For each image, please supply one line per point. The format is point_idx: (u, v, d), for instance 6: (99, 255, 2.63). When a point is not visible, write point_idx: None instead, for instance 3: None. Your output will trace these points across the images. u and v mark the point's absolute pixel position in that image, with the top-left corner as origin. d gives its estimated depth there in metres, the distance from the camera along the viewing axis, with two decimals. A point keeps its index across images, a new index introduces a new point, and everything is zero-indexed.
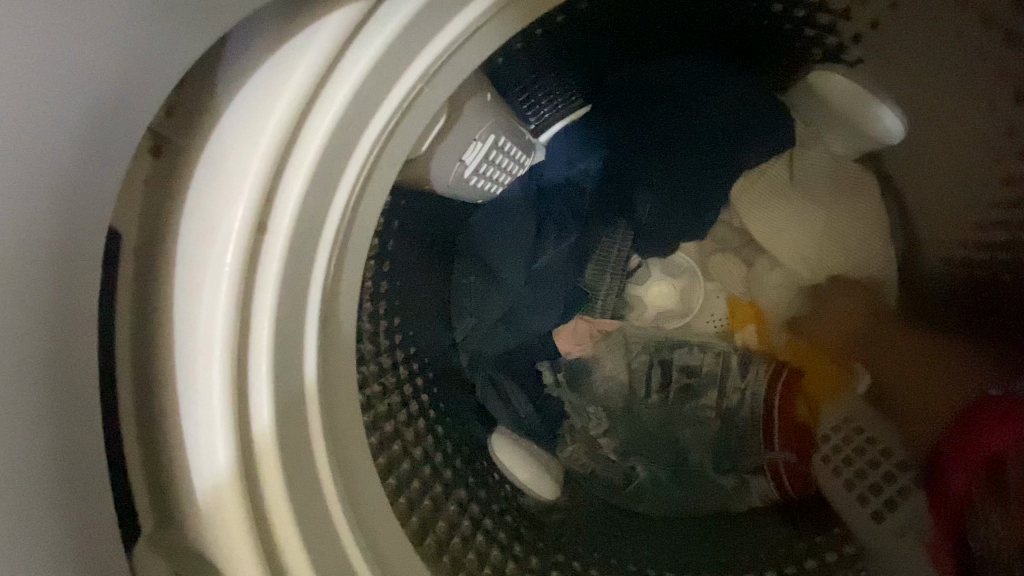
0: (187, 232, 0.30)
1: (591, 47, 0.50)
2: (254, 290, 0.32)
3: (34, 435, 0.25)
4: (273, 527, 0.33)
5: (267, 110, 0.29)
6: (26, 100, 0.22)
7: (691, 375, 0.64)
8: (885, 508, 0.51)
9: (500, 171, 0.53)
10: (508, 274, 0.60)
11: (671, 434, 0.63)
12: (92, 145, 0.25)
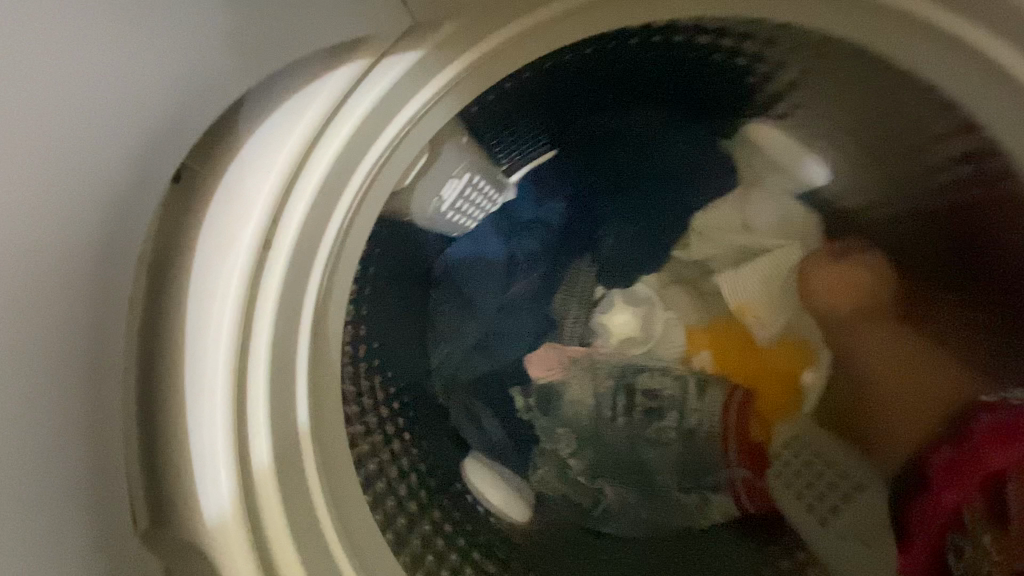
0: (203, 250, 0.36)
1: (558, 94, 0.55)
2: (257, 299, 0.38)
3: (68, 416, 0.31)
4: (265, 518, 0.37)
5: (276, 150, 0.37)
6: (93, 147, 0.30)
7: (653, 398, 0.68)
8: (830, 514, 0.57)
9: (473, 207, 0.59)
10: (480, 302, 0.64)
11: (636, 454, 0.66)
12: (139, 166, 0.33)
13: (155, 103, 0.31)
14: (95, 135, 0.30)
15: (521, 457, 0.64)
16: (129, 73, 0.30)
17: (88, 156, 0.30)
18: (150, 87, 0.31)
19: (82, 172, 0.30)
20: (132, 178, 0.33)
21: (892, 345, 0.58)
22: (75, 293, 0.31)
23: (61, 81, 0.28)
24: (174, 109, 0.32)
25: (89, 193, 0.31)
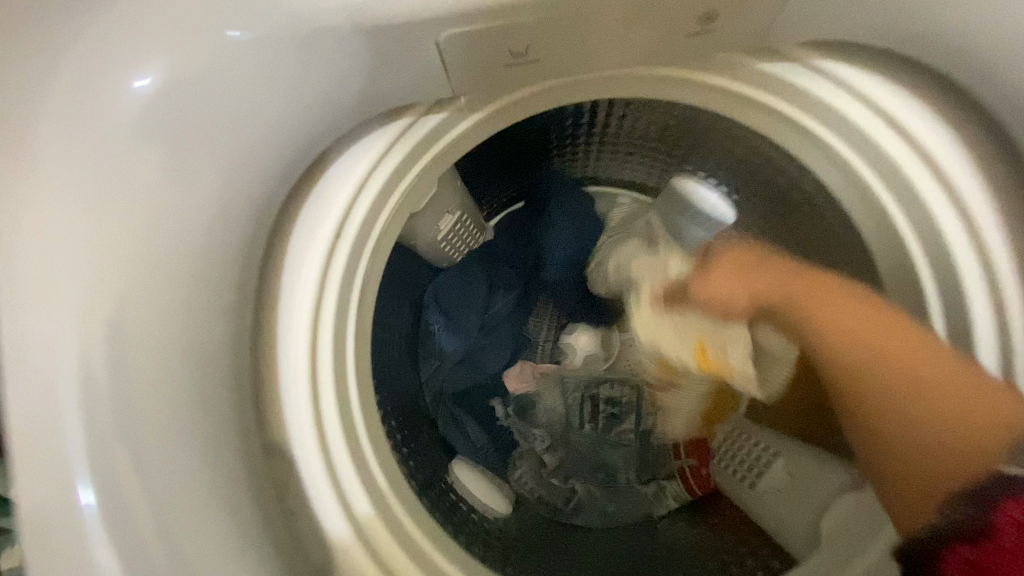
0: (289, 274, 0.39)
1: (512, 156, 0.67)
2: (325, 316, 0.41)
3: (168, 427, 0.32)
4: (348, 500, 0.41)
5: (347, 177, 0.38)
6: (220, 150, 0.31)
7: (614, 406, 0.76)
8: (756, 478, 0.64)
9: (461, 241, 0.71)
10: (465, 323, 0.76)
11: (603, 455, 0.75)
12: (259, 167, 0.34)
13: (286, 120, 0.32)
14: (189, 156, 0.30)
15: (504, 459, 0.75)
16: (265, 96, 0.30)
17: (181, 175, 0.31)
18: (286, 108, 0.31)
19: (180, 189, 0.31)
20: (252, 176, 0.34)
21: (854, 357, 0.46)
22: (189, 287, 0.33)
23: (209, 95, 0.29)
24: (303, 125, 0.33)
25: (202, 198, 0.32)
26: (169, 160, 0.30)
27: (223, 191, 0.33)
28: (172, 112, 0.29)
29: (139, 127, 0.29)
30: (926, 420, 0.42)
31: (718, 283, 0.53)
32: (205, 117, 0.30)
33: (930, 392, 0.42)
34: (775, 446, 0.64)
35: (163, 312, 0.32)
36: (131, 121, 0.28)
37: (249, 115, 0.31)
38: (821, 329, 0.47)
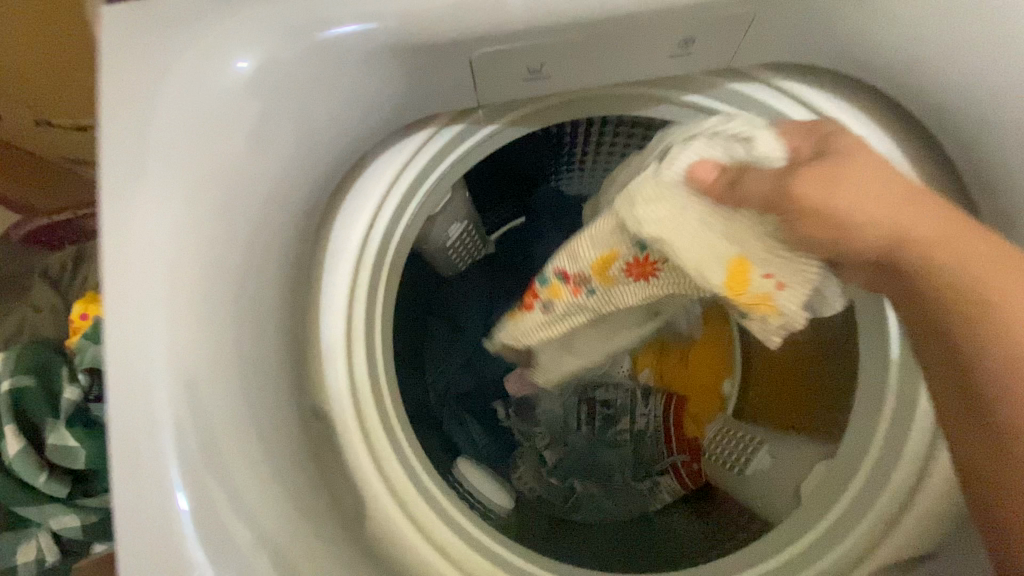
0: (337, 253, 0.40)
1: (509, 173, 0.71)
2: (367, 293, 0.42)
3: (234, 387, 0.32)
4: (391, 481, 0.39)
5: (390, 165, 0.41)
6: (308, 127, 0.33)
7: (609, 407, 0.80)
8: (745, 467, 0.70)
9: (466, 247, 0.75)
10: (468, 329, 0.80)
11: (599, 454, 0.78)
12: (338, 145, 0.35)
13: (369, 104, 0.34)
14: (277, 126, 0.32)
15: (505, 459, 0.78)
16: (359, 82, 0.32)
17: (267, 143, 0.32)
18: (372, 92, 0.33)
19: (266, 156, 0.32)
20: (330, 153, 0.35)
21: (852, 243, 0.34)
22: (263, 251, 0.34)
23: (306, 74, 0.31)
24: (382, 108, 0.35)
25: (285, 168, 0.33)
26: (262, 126, 0.31)
27: (303, 168, 0.34)
28: (272, 81, 0.31)
29: (245, 91, 0.30)
30: None
31: (754, 177, 0.37)
32: (299, 89, 0.31)
33: (917, 242, 0.32)
34: (758, 437, 0.71)
35: (234, 270, 0.32)
36: (234, 95, 0.30)
37: (336, 98, 0.32)
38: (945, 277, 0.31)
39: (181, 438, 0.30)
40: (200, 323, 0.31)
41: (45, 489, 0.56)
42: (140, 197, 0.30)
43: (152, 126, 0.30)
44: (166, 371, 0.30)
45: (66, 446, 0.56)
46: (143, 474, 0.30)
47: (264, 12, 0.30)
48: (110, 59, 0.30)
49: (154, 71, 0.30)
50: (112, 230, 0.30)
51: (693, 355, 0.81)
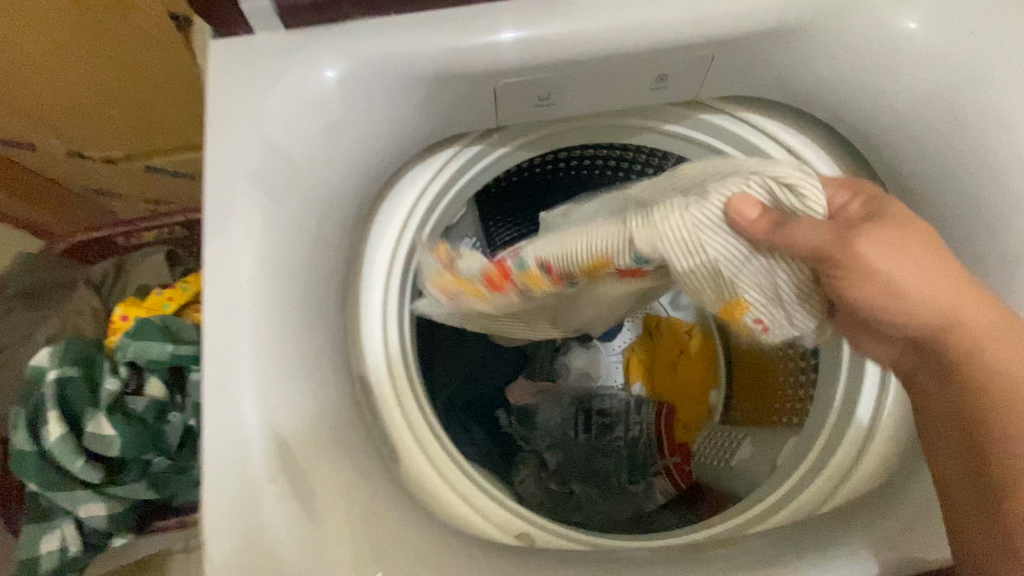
0: (377, 243, 0.47)
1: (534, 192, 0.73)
2: (401, 280, 0.48)
3: (298, 339, 0.39)
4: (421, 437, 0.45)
5: (425, 173, 0.49)
6: (376, 130, 0.41)
7: (605, 415, 0.86)
8: (732, 458, 0.78)
9: None
10: (472, 341, 0.84)
11: (597, 459, 0.83)
12: (393, 149, 0.43)
13: (423, 117, 0.42)
14: (353, 128, 0.40)
15: (507, 463, 0.81)
16: (419, 98, 0.41)
17: (343, 140, 0.40)
18: (427, 106, 0.42)
19: (341, 150, 0.40)
20: (385, 155, 0.43)
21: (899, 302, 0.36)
22: (328, 231, 0.41)
23: (381, 90, 0.39)
24: (431, 122, 0.43)
25: (353, 163, 0.41)
26: (343, 127, 0.40)
27: (362, 166, 0.42)
28: (355, 90, 0.39)
29: (333, 99, 0.39)
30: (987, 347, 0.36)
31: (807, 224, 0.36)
32: (374, 99, 0.40)
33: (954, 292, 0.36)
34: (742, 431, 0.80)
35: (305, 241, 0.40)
36: (326, 100, 0.38)
37: (400, 110, 0.41)
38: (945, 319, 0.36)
39: (259, 379, 0.36)
40: (276, 284, 0.38)
41: (78, 474, 0.60)
42: (240, 178, 0.37)
43: (257, 122, 0.38)
44: (252, 320, 0.37)
45: (102, 434, 0.61)
46: (219, 403, 0.35)
47: (351, 42, 0.38)
48: (224, 68, 0.38)
49: (259, 79, 0.38)
50: (214, 200, 0.37)
51: (682, 366, 0.86)
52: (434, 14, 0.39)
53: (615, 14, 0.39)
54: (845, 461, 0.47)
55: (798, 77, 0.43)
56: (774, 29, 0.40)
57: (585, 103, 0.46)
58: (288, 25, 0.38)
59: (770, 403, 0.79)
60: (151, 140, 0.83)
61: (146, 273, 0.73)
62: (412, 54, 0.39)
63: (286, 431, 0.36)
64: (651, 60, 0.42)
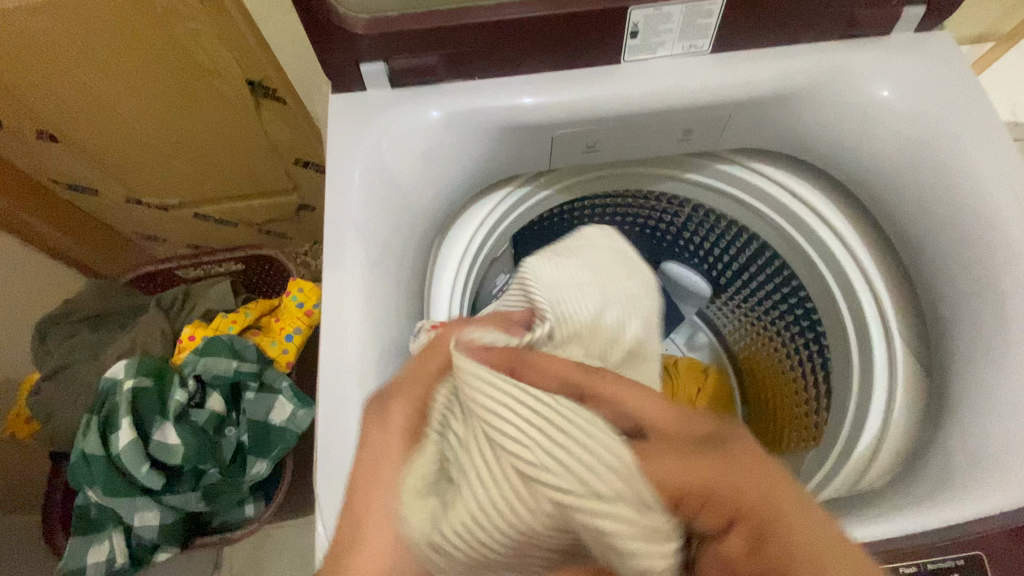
0: (446, 262, 0.55)
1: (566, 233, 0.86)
2: (465, 293, 0.55)
3: (392, 327, 0.45)
4: None
5: (487, 207, 0.58)
6: (459, 163, 0.50)
7: None
8: None
9: None
10: None
11: None
12: (469, 182, 0.52)
13: (495, 157, 0.52)
14: (442, 160, 0.49)
15: None
16: (496, 139, 0.50)
17: (435, 171, 0.49)
18: (500, 147, 0.51)
19: (432, 178, 0.49)
20: (463, 186, 0.52)
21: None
22: (414, 243, 0.49)
23: (468, 131, 0.49)
24: (502, 161, 0.52)
25: (439, 190, 0.50)
26: (436, 159, 0.49)
27: (445, 194, 0.50)
28: (448, 130, 0.49)
29: (430, 137, 0.48)
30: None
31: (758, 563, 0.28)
32: (461, 140, 0.49)
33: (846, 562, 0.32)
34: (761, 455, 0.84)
35: (399, 248, 0.47)
36: (425, 139, 0.48)
37: (479, 147, 0.50)
38: None
39: (363, 354, 0.42)
40: (379, 287, 0.45)
41: (142, 481, 0.64)
42: (355, 199, 0.46)
43: (373, 157, 0.47)
44: (361, 315, 0.43)
45: (167, 443, 0.66)
46: (330, 385, 0.41)
47: (446, 96, 0.48)
48: (342, 119, 0.48)
49: (374, 122, 0.48)
50: (333, 220, 0.45)
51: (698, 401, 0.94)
52: (506, 78, 0.49)
53: (651, 82, 0.49)
54: (863, 457, 0.49)
55: (799, 133, 0.52)
56: (779, 94, 0.50)
57: (624, 152, 0.55)
58: (397, 83, 0.48)
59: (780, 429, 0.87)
60: (205, 187, 0.95)
61: (212, 299, 0.81)
62: (494, 105, 0.48)
63: None
64: (679, 118, 0.51)
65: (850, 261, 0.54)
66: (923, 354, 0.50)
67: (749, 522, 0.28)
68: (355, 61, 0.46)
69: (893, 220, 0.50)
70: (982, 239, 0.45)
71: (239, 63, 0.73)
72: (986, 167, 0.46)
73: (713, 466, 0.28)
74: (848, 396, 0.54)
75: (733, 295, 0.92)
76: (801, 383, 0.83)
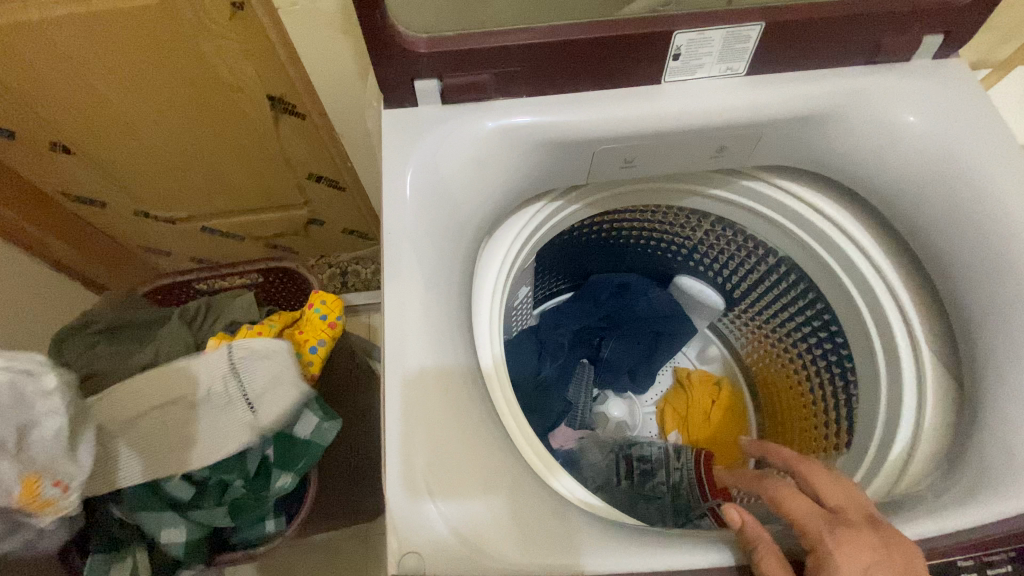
0: (485, 279, 0.56)
1: (579, 252, 0.94)
2: (499, 306, 0.56)
3: (450, 337, 0.45)
4: (526, 444, 0.49)
5: (523, 219, 0.60)
6: (511, 175, 0.52)
7: (645, 462, 0.90)
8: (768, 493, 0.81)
9: (521, 310, 0.93)
10: (523, 385, 0.88)
11: (643, 498, 0.84)
12: (515, 192, 0.54)
13: (540, 170, 0.53)
14: (494, 170, 0.51)
15: None
16: (546, 152, 0.52)
17: (487, 180, 0.51)
18: (547, 160, 0.53)
19: (484, 185, 0.51)
20: (510, 197, 0.54)
21: (854, 536, 0.34)
22: (465, 258, 0.50)
23: (521, 141, 0.51)
24: (545, 174, 0.54)
25: (490, 200, 0.51)
26: (493, 170, 0.51)
27: (492, 204, 0.52)
28: (503, 145, 0.51)
29: (485, 147, 0.50)
30: (868, 537, 0.34)
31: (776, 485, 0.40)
32: (513, 154, 0.51)
33: (877, 526, 0.35)
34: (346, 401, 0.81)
35: (446, 257, 0.48)
36: (479, 151, 0.50)
37: (527, 161, 0.52)
38: (856, 542, 0.34)
39: (425, 363, 0.43)
40: (436, 291, 0.46)
41: (171, 491, 0.65)
42: (411, 221, 0.47)
43: (430, 167, 0.49)
44: (423, 318, 0.44)
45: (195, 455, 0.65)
46: (394, 389, 0.42)
47: (499, 111, 0.50)
48: (394, 134, 0.49)
49: (428, 133, 0.50)
50: (391, 229, 0.46)
51: (714, 415, 0.97)
52: (553, 97, 0.51)
53: (689, 101, 0.52)
54: (899, 460, 0.51)
55: (825, 151, 0.55)
56: (808, 114, 0.52)
57: (658, 168, 0.57)
58: (448, 100, 0.50)
59: (793, 441, 0.88)
60: (221, 197, 1.04)
61: (236, 311, 0.83)
62: (544, 117, 0.51)
63: (447, 407, 0.42)
64: (715, 135, 0.54)
65: (875, 275, 0.56)
66: (952, 358, 0.52)
67: (820, 553, 0.34)
68: (409, 79, 0.48)
69: (917, 230, 0.53)
70: (1007, 247, 0.47)
71: (262, 82, 0.79)
72: (1005, 182, 0.49)
73: (823, 518, 0.37)
74: (877, 403, 0.56)
75: (746, 309, 0.94)
76: (815, 395, 0.84)
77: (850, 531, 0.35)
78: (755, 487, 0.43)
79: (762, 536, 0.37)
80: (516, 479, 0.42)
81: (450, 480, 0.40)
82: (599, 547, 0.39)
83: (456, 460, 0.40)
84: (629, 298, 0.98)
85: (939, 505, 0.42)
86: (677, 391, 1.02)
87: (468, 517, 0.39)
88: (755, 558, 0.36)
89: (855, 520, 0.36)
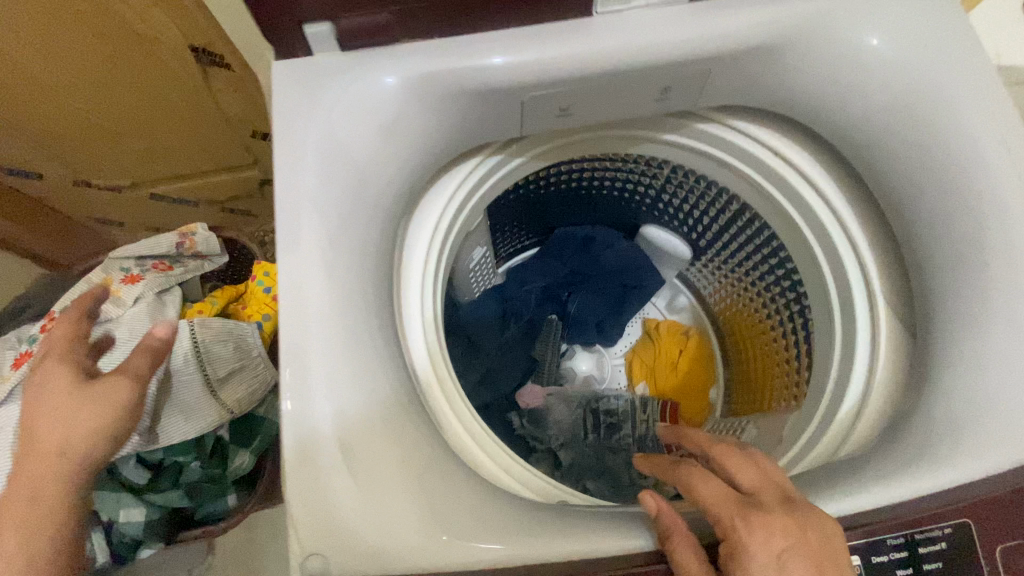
0: (413, 249, 0.51)
1: (539, 206, 0.89)
2: (430, 277, 0.51)
3: (364, 321, 0.41)
4: (461, 424, 0.47)
5: (454, 179, 0.54)
6: (428, 131, 0.46)
7: (611, 415, 0.89)
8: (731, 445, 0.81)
9: (480, 270, 0.89)
10: (485, 347, 0.85)
11: (607, 452, 0.84)
12: (436, 151, 0.48)
13: (461, 125, 0.48)
14: (407, 128, 0.45)
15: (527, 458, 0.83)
16: (465, 106, 0.46)
17: (400, 139, 0.45)
18: (468, 114, 0.47)
19: (396, 146, 0.45)
20: (431, 157, 0.48)
21: (769, 526, 0.32)
22: (381, 228, 0.45)
23: (435, 95, 0.45)
24: (469, 129, 0.49)
25: (406, 162, 0.46)
26: (406, 128, 0.45)
27: (409, 166, 0.47)
28: (413, 96, 0.44)
29: (392, 100, 0.44)
30: (784, 525, 0.32)
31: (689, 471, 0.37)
32: (428, 107, 0.45)
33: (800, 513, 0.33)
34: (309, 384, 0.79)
35: (354, 229, 0.43)
36: (386, 106, 0.44)
37: (446, 117, 0.46)
38: (774, 531, 0.32)
39: (330, 351, 0.39)
40: (344, 268, 0.41)
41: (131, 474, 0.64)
42: (310, 190, 0.41)
43: (329, 128, 0.43)
44: (329, 300, 0.40)
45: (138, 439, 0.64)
46: (294, 379, 0.38)
47: (407, 57, 0.44)
48: (286, 90, 0.43)
49: (326, 87, 0.43)
50: (287, 199, 0.41)
51: (681, 366, 0.96)
52: (470, 39, 0.45)
53: (627, 35, 0.45)
54: (847, 419, 0.49)
55: (780, 87, 0.49)
56: (761, 46, 0.46)
57: (600, 114, 0.52)
58: (348, 47, 0.44)
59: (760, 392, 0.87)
60: (156, 163, 0.97)
61: None
62: (458, 63, 0.44)
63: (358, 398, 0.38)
64: (658, 74, 0.48)
65: (836, 223, 0.52)
66: (906, 313, 0.49)
67: (733, 542, 0.33)
68: (296, 23, 0.42)
69: (877, 173, 0.48)
70: (971, 194, 0.43)
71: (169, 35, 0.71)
72: (972, 119, 0.44)
73: (736, 500, 0.35)
74: (831, 358, 0.54)
75: (713, 257, 0.90)
76: (782, 345, 0.82)
77: (771, 518, 0.33)
78: (671, 469, 0.41)
79: (672, 525, 0.35)
80: (439, 469, 0.39)
81: (364, 476, 0.37)
82: (517, 535, 0.37)
83: (367, 453, 0.37)
84: (594, 251, 0.94)
85: (881, 472, 0.41)
86: (646, 342, 1.00)
87: (383, 513, 0.36)
88: (669, 547, 0.35)
89: (778, 501, 0.34)
